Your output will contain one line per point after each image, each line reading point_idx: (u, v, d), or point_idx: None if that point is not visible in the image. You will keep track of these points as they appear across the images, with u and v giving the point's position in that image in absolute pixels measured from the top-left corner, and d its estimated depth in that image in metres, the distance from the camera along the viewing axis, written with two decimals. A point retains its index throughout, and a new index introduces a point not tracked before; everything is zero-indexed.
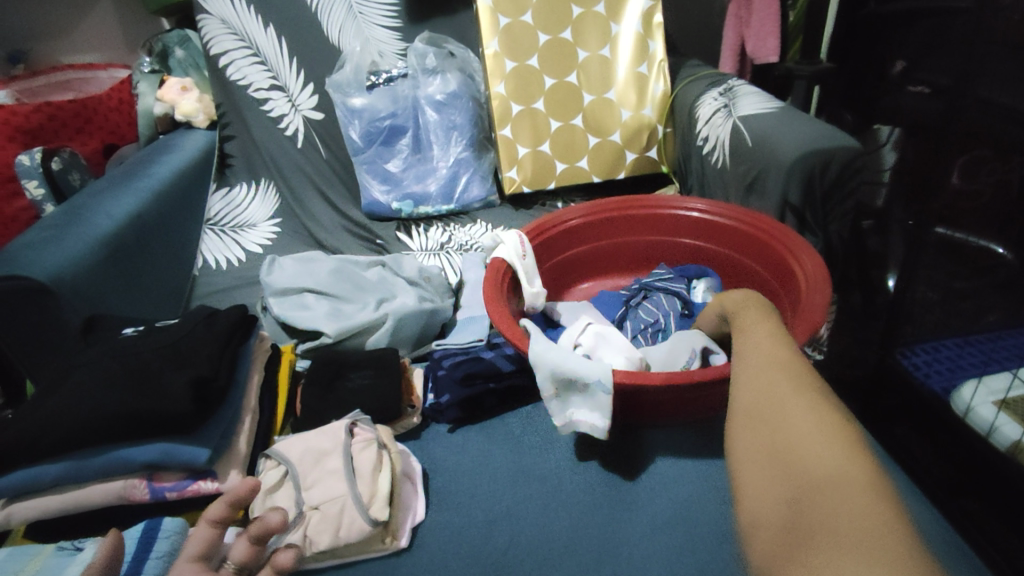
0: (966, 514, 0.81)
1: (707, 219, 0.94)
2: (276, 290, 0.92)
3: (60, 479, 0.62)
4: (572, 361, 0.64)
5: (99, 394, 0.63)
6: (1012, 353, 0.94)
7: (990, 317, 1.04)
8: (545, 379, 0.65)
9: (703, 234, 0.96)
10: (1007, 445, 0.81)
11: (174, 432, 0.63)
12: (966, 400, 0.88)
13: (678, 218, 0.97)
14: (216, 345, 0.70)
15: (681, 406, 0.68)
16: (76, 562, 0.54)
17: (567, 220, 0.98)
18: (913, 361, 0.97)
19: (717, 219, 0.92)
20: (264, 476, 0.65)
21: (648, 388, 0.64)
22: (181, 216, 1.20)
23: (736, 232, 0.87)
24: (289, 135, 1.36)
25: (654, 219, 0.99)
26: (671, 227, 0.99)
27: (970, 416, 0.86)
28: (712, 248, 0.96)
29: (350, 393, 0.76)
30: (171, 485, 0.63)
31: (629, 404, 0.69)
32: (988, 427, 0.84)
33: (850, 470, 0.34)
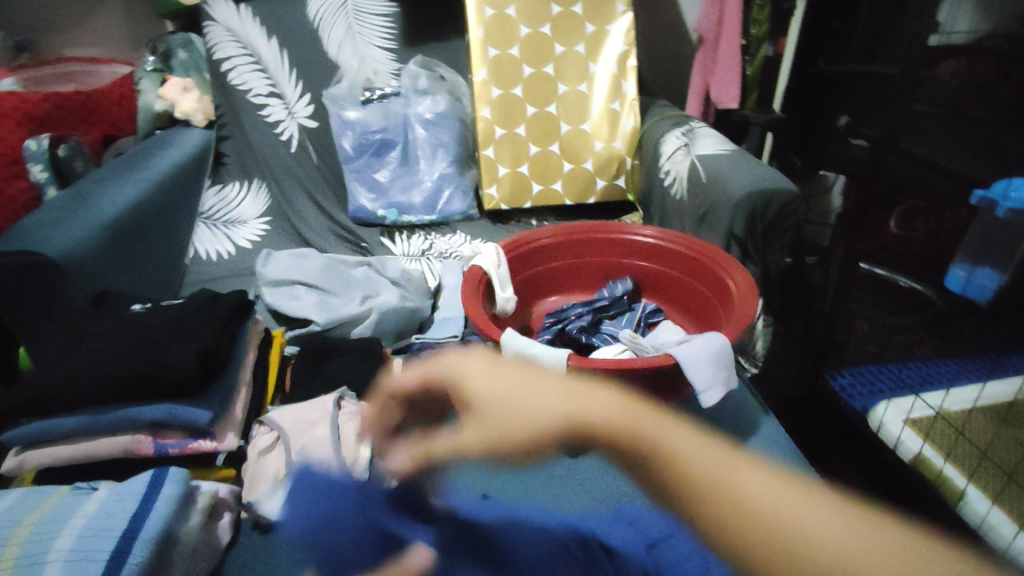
0: None
1: (660, 245, 1.06)
2: (270, 281, 1.01)
3: (70, 432, 0.68)
4: (538, 351, 0.75)
5: (111, 359, 0.69)
6: (917, 375, 1.08)
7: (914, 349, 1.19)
8: (511, 361, 0.76)
9: (654, 257, 1.08)
10: (909, 456, 0.94)
11: (180, 395, 0.70)
12: (880, 417, 1.01)
13: (635, 242, 1.09)
14: (218, 323, 0.78)
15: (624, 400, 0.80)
16: (94, 500, 0.59)
17: (540, 237, 1.09)
18: (839, 382, 1.11)
19: (668, 245, 1.05)
20: (257, 440, 0.73)
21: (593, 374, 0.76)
22: (177, 206, 1.26)
23: (682, 255, 1.01)
24: (283, 140, 1.45)
25: (608, 244, 1.10)
26: (629, 251, 1.10)
27: (882, 432, 0.99)
28: (665, 272, 1.07)
29: (337, 373, 0.84)
30: (174, 442, 0.70)
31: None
32: (895, 442, 0.97)
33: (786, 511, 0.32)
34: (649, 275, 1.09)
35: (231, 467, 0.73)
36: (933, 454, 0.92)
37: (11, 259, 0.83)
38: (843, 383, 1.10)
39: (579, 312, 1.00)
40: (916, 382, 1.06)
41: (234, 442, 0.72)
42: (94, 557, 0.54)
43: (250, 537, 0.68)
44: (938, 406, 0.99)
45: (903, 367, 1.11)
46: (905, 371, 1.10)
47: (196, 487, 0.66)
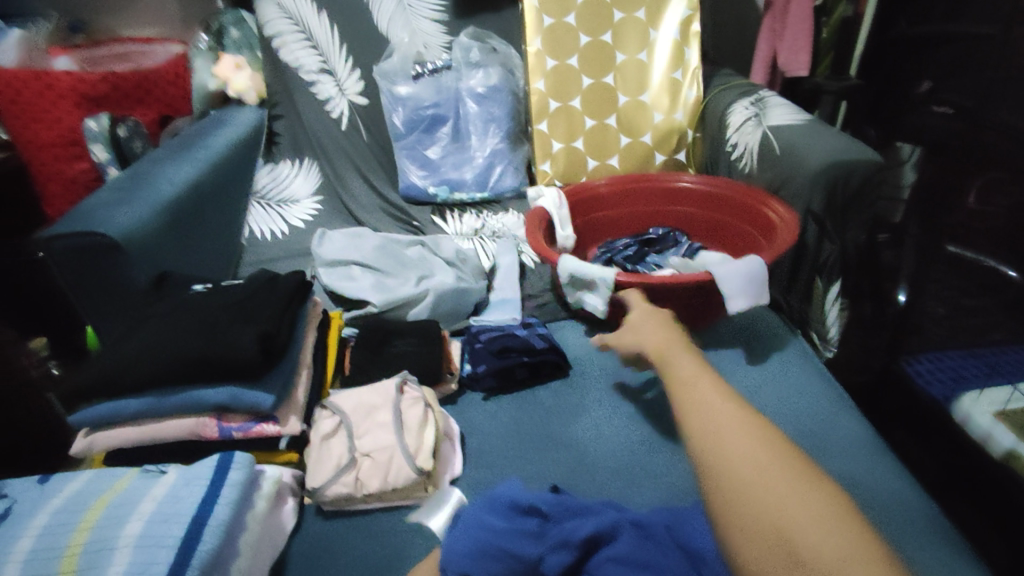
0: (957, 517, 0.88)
1: (705, 188, 1.12)
2: (325, 261, 1.00)
3: (137, 413, 0.68)
4: (586, 267, 0.83)
5: (176, 341, 0.69)
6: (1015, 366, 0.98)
7: (996, 335, 1.12)
8: (565, 273, 0.86)
9: (699, 201, 1.13)
10: (1001, 452, 0.85)
11: (243, 378, 0.69)
12: (966, 408, 0.92)
13: (673, 190, 1.15)
14: (279, 305, 0.76)
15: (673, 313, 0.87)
16: (163, 483, 0.59)
17: (597, 186, 1.16)
18: (916, 368, 1.02)
19: (707, 189, 1.12)
20: (319, 425, 0.71)
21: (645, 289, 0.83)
22: (233, 186, 1.26)
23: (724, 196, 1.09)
24: (334, 118, 1.43)
25: (656, 190, 1.16)
26: (670, 198, 1.16)
27: (969, 424, 0.91)
28: (711, 215, 1.13)
29: (396, 356, 0.83)
30: (237, 426, 0.69)
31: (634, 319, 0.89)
32: (986, 435, 0.88)
33: (754, 469, 0.42)
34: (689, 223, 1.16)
35: (294, 451, 0.71)
36: None
37: (80, 240, 0.85)
38: (920, 369, 1.02)
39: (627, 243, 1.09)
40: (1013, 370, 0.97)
41: (298, 426, 0.70)
42: (162, 544, 0.53)
43: (313, 523, 0.67)
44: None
45: (998, 356, 1.01)
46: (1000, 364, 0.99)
47: (261, 473, 0.65)
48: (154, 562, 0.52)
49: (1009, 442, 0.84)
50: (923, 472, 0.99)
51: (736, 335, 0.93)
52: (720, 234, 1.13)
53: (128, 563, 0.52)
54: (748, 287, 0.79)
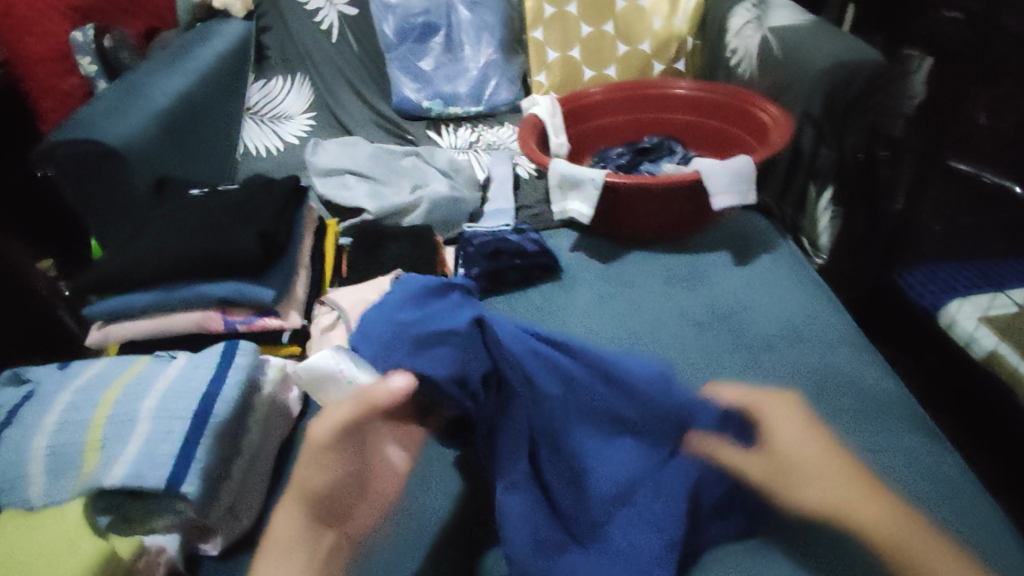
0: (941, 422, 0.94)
1: (699, 95, 1.11)
2: (320, 171, 1.01)
3: (146, 307, 0.71)
4: (578, 168, 0.85)
5: (178, 238, 0.71)
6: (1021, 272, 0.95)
7: None
8: (556, 177, 0.87)
9: (694, 108, 1.12)
10: (983, 355, 0.90)
11: (245, 274, 0.71)
12: (952, 314, 0.96)
13: (668, 97, 1.13)
14: (276, 207, 0.78)
15: (660, 220, 0.90)
16: (175, 366, 0.63)
17: (591, 93, 1.14)
18: (909, 281, 1.04)
19: (702, 96, 1.10)
20: (319, 320, 0.75)
21: (635, 192, 0.84)
22: (225, 99, 1.24)
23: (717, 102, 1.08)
24: (324, 30, 1.39)
25: (650, 97, 1.14)
26: (665, 106, 1.14)
27: (953, 329, 0.95)
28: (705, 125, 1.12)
29: (390, 258, 0.86)
30: (241, 319, 0.72)
31: (624, 220, 0.91)
32: (968, 339, 0.93)
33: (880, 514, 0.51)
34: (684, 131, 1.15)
35: (296, 344, 0.73)
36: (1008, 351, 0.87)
37: (78, 148, 0.86)
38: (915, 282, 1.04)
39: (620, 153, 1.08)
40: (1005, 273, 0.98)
41: (298, 321, 0.74)
42: (178, 416, 0.57)
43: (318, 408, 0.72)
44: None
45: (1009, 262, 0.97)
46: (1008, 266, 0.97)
47: (266, 361, 0.69)
48: (171, 431, 0.56)
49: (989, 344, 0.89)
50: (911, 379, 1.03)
51: (725, 240, 0.94)
52: (717, 142, 1.11)
53: (148, 432, 0.56)
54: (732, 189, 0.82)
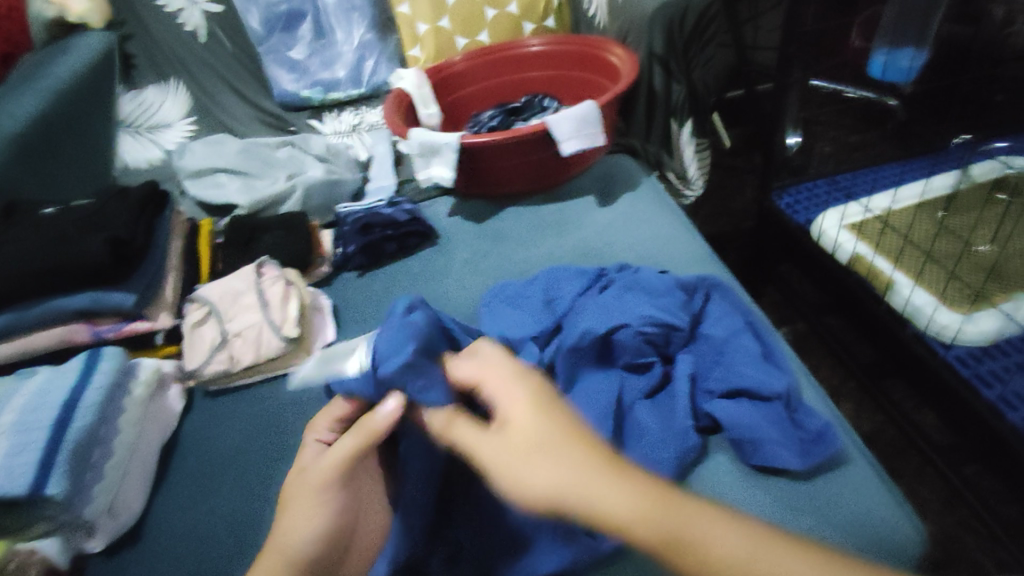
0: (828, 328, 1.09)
1: (553, 48, 1.16)
2: (192, 173, 1.02)
3: (6, 328, 0.71)
4: (434, 135, 0.88)
5: (22, 257, 0.70)
6: (867, 183, 1.10)
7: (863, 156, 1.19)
8: (415, 145, 0.89)
9: (555, 62, 1.17)
10: (847, 259, 0.99)
11: (100, 283, 0.72)
12: (820, 226, 1.03)
13: (526, 55, 1.18)
14: (131, 213, 0.78)
15: (523, 173, 0.94)
16: (35, 381, 0.64)
17: (454, 61, 1.17)
18: (785, 202, 1.12)
19: (556, 48, 1.15)
20: (189, 317, 0.76)
21: (492, 150, 0.89)
22: (91, 116, 1.20)
23: (570, 52, 1.14)
24: (190, 32, 1.34)
25: (512, 58, 1.18)
26: (524, 64, 1.19)
27: (822, 240, 1.03)
28: (566, 75, 1.17)
29: (261, 248, 0.86)
30: (109, 327, 0.74)
31: (488, 175, 0.94)
32: (834, 247, 1.01)
33: (721, 532, 0.37)
34: (551, 84, 1.20)
35: (173, 344, 0.77)
36: (865, 250, 0.97)
37: None
38: (788, 203, 1.12)
39: (490, 115, 1.09)
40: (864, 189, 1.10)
41: (168, 320, 0.77)
42: (37, 426, 0.58)
43: (200, 403, 0.74)
44: (879, 210, 1.01)
45: (855, 176, 1.13)
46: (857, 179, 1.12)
47: (137, 364, 0.70)
48: (30, 442, 0.57)
49: (851, 249, 0.98)
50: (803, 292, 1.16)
51: (593, 185, 0.99)
52: (581, 92, 1.17)
53: (7, 445, 0.58)
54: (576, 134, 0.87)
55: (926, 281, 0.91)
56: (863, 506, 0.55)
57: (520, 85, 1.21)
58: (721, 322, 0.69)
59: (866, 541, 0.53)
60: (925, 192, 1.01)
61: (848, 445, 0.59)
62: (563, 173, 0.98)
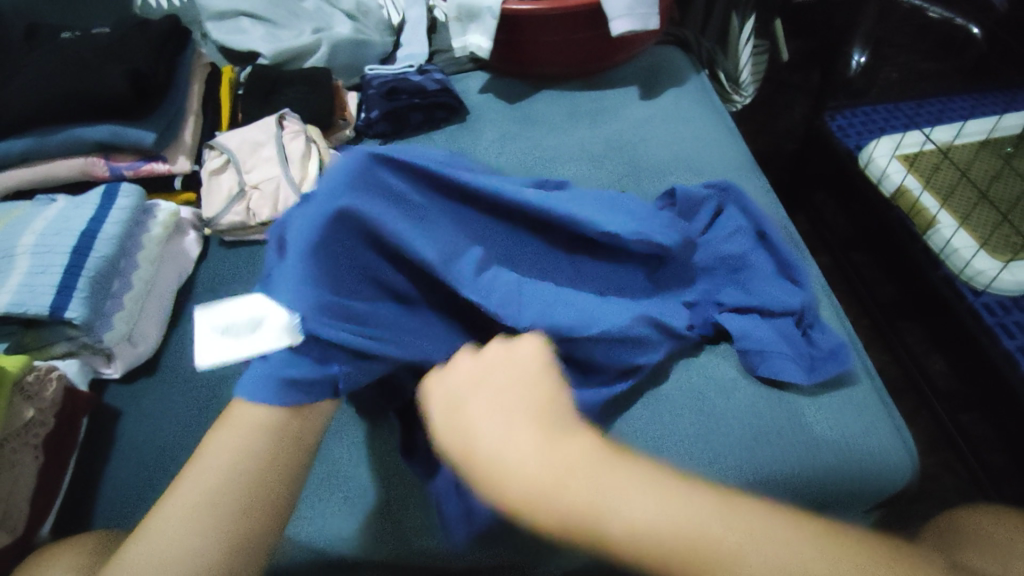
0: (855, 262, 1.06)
1: None
2: (213, 14, 0.96)
3: (25, 152, 0.70)
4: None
5: (42, 78, 0.69)
6: (931, 115, 1.02)
7: (933, 83, 1.10)
8: (454, 6, 0.83)
9: None
10: (891, 191, 0.93)
11: (119, 115, 0.71)
12: (870, 151, 0.97)
13: None
14: (152, 44, 0.75)
15: (566, 54, 0.88)
16: (54, 208, 0.64)
17: None
18: (838, 123, 1.05)
19: None
20: (209, 164, 0.74)
21: (537, 21, 0.82)
22: None
23: None
24: None
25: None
26: None
27: (869, 167, 0.96)
28: None
29: (284, 102, 0.82)
30: (127, 165, 0.72)
31: (529, 54, 0.88)
32: (880, 176, 0.95)
33: (780, 548, 0.32)
34: None
35: (190, 192, 0.76)
36: (914, 184, 0.91)
37: None
38: (840, 125, 1.04)
39: None
40: (928, 119, 1.01)
41: (186, 165, 0.74)
42: (57, 251, 0.59)
43: (216, 252, 0.74)
44: (940, 142, 0.95)
45: (917, 105, 1.04)
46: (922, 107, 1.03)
47: (155, 206, 0.69)
48: (51, 265, 0.58)
49: (898, 180, 0.92)
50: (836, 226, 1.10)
51: (638, 77, 0.92)
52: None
53: (28, 265, 0.58)
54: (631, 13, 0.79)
55: (970, 223, 0.86)
56: (863, 437, 0.55)
57: None
58: (735, 240, 0.65)
59: (857, 462, 0.54)
60: (993, 129, 0.94)
61: (856, 372, 0.59)
62: (608, 60, 0.91)
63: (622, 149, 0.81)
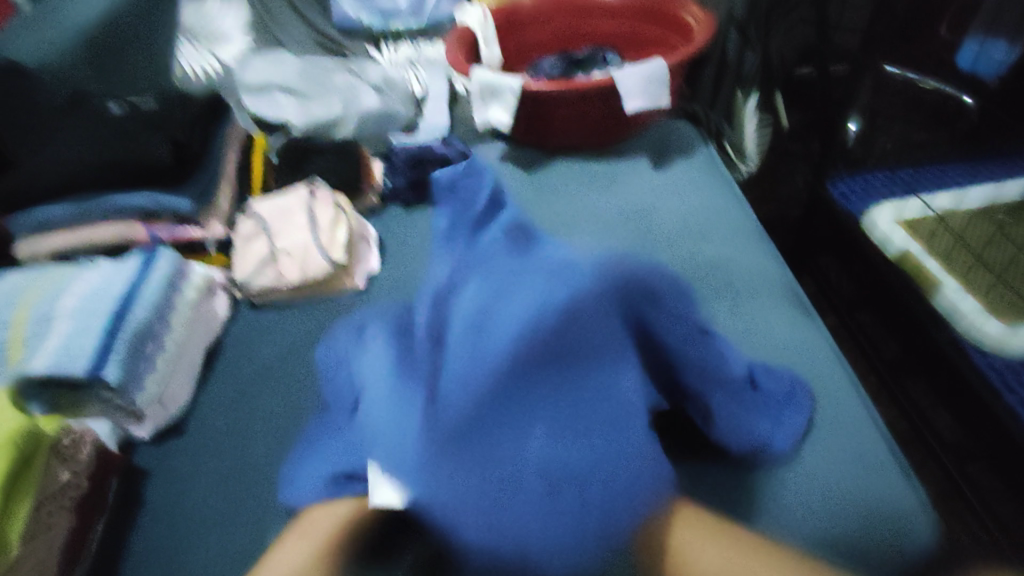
0: (861, 324, 1.07)
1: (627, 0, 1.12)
2: (250, 88, 1.03)
3: (71, 218, 0.74)
4: (496, 76, 0.87)
5: (92, 150, 0.74)
6: (930, 181, 1.05)
7: (931, 152, 1.14)
8: (476, 84, 0.89)
9: (626, 16, 1.13)
10: (894, 254, 0.96)
11: (161, 184, 0.75)
12: (872, 217, 1.01)
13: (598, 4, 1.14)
14: (194, 119, 0.80)
15: (580, 127, 0.93)
16: (96, 270, 0.67)
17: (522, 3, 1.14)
18: (840, 190, 1.09)
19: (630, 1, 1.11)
20: (241, 229, 0.78)
21: (553, 98, 0.87)
22: (158, 16, 1.19)
23: (643, 7, 1.10)
24: None
25: (582, 6, 1.15)
26: (595, 14, 1.15)
27: (872, 232, 1.00)
28: (637, 30, 1.13)
29: (314, 171, 0.87)
30: (163, 230, 0.75)
31: (546, 124, 0.92)
32: (883, 241, 0.99)
33: None
34: (620, 39, 1.15)
35: (222, 255, 0.79)
36: (916, 248, 0.94)
37: None
38: (843, 191, 1.08)
39: (552, 63, 1.07)
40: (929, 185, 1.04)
41: (219, 232, 0.78)
42: (98, 313, 0.61)
43: (245, 313, 0.76)
44: (939, 210, 0.97)
45: (917, 174, 1.07)
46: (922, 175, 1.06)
47: (190, 268, 0.73)
48: (90, 325, 0.61)
49: (900, 244, 0.96)
50: (841, 287, 1.12)
51: (648, 148, 0.97)
52: (648, 50, 1.13)
53: (69, 326, 0.61)
54: (642, 92, 0.86)
55: (975, 287, 0.87)
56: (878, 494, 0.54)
57: (589, 36, 1.17)
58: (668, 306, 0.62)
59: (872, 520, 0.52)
60: (993, 196, 0.96)
61: (873, 434, 0.59)
62: (620, 132, 0.96)
63: (635, 216, 0.84)
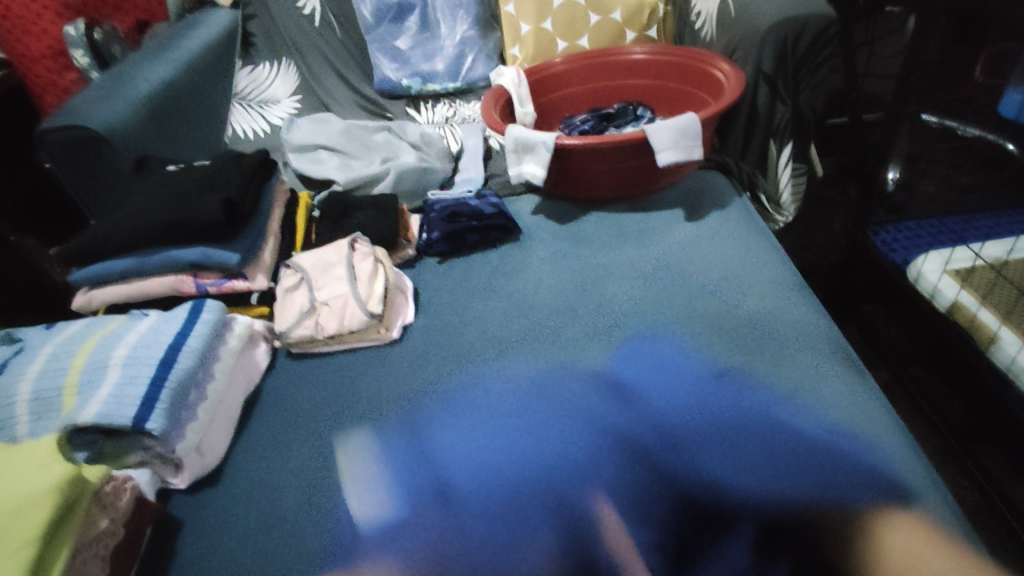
0: (916, 378, 1.00)
1: (656, 57, 1.15)
2: (296, 147, 1.08)
3: (126, 270, 0.78)
4: (531, 133, 0.89)
5: (149, 208, 0.78)
6: (981, 231, 1.00)
7: (977, 199, 1.10)
8: (511, 141, 0.91)
9: (656, 72, 1.16)
10: (946, 306, 0.92)
11: (210, 239, 0.78)
12: (919, 267, 0.98)
13: (627, 62, 1.18)
14: (244, 177, 0.84)
15: (612, 179, 0.94)
16: (146, 322, 0.70)
17: (554, 63, 1.19)
18: (882, 238, 1.06)
19: (660, 58, 1.14)
20: (284, 282, 0.81)
21: (586, 152, 0.89)
22: (213, 84, 1.28)
23: (673, 64, 1.13)
24: (306, 15, 1.40)
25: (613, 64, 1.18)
26: (625, 71, 1.19)
27: (920, 282, 0.97)
28: (668, 85, 1.16)
29: (354, 225, 0.89)
30: (211, 282, 0.79)
31: (580, 177, 0.95)
32: (932, 291, 0.95)
33: None
34: (650, 94, 1.18)
35: (264, 306, 0.82)
36: (969, 300, 0.89)
37: (67, 134, 0.92)
38: (885, 239, 1.06)
39: (583, 119, 1.09)
40: (979, 232, 1.00)
41: (264, 282, 0.81)
42: (145, 362, 0.64)
43: (284, 362, 0.78)
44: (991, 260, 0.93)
45: (965, 222, 1.03)
46: (969, 223, 1.02)
47: (233, 319, 0.75)
48: (138, 376, 0.63)
49: (951, 295, 0.92)
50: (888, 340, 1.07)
51: (681, 199, 0.97)
52: (679, 104, 1.15)
53: (118, 376, 0.63)
54: (675, 145, 0.86)
55: None
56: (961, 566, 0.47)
57: (620, 92, 1.20)
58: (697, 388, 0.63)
59: None
60: None
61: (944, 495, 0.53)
62: (652, 184, 0.97)
63: (671, 266, 0.83)
